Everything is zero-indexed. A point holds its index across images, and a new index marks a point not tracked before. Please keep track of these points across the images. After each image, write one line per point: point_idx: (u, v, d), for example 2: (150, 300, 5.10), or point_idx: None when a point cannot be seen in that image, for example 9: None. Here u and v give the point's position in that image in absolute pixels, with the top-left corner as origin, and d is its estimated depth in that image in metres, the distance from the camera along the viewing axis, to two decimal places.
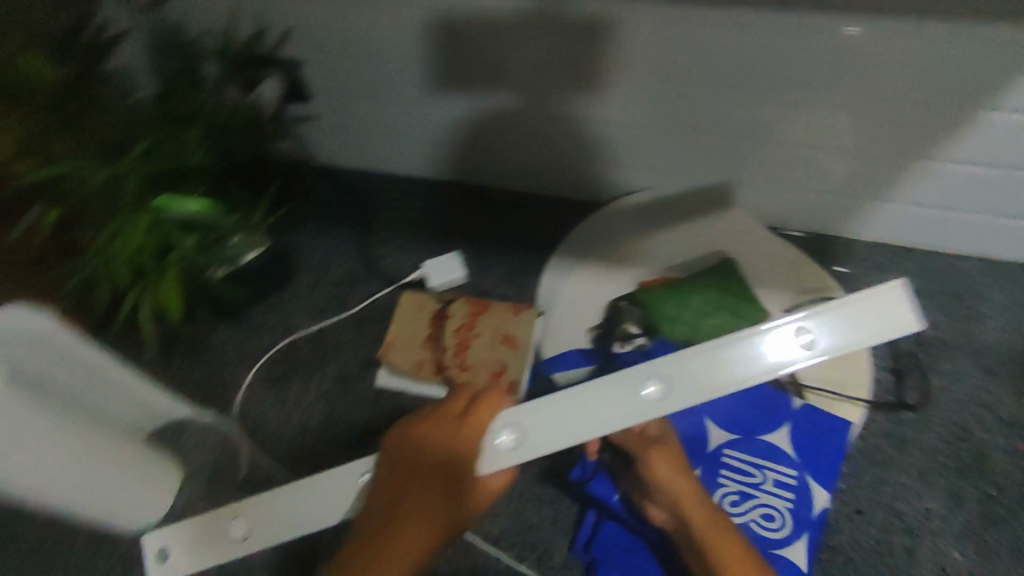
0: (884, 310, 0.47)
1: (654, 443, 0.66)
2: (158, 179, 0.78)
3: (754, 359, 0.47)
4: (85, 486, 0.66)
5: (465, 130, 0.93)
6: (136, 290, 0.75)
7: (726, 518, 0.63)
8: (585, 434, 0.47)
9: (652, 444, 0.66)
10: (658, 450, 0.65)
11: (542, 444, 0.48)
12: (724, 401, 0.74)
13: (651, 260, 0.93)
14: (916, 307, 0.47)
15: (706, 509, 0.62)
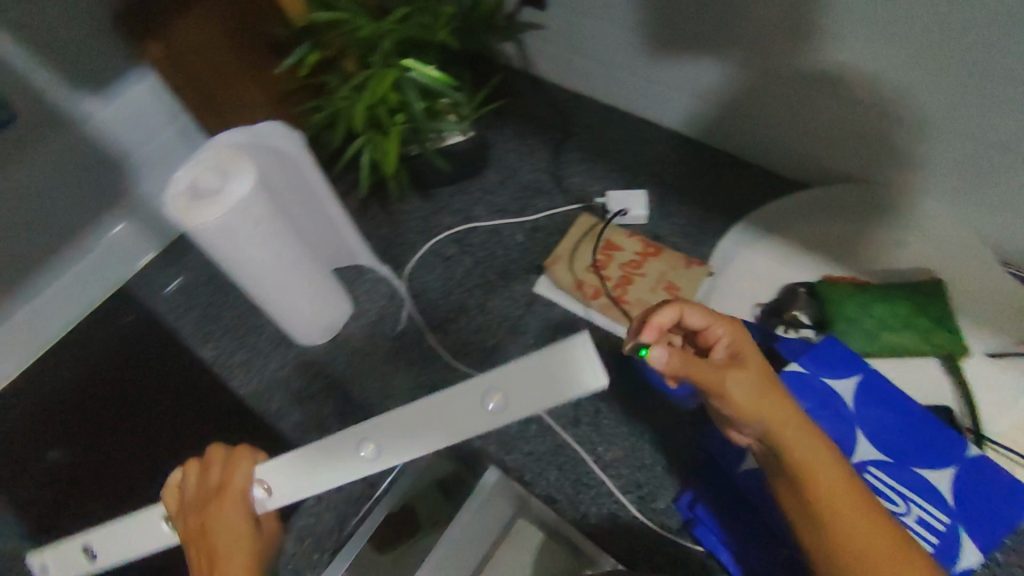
0: (557, 373, 0.44)
1: (731, 368, 0.51)
2: (408, 44, 0.85)
3: (476, 407, 0.46)
4: (271, 279, 0.81)
5: (688, 69, 0.91)
6: (365, 137, 0.84)
7: (840, 460, 0.51)
8: (433, 445, 0.48)
9: (729, 368, 0.51)
10: (738, 375, 0.51)
11: (402, 449, 0.49)
12: (886, 421, 0.70)
13: (846, 256, 0.87)
14: (595, 369, 0.43)
15: (812, 449, 0.51)
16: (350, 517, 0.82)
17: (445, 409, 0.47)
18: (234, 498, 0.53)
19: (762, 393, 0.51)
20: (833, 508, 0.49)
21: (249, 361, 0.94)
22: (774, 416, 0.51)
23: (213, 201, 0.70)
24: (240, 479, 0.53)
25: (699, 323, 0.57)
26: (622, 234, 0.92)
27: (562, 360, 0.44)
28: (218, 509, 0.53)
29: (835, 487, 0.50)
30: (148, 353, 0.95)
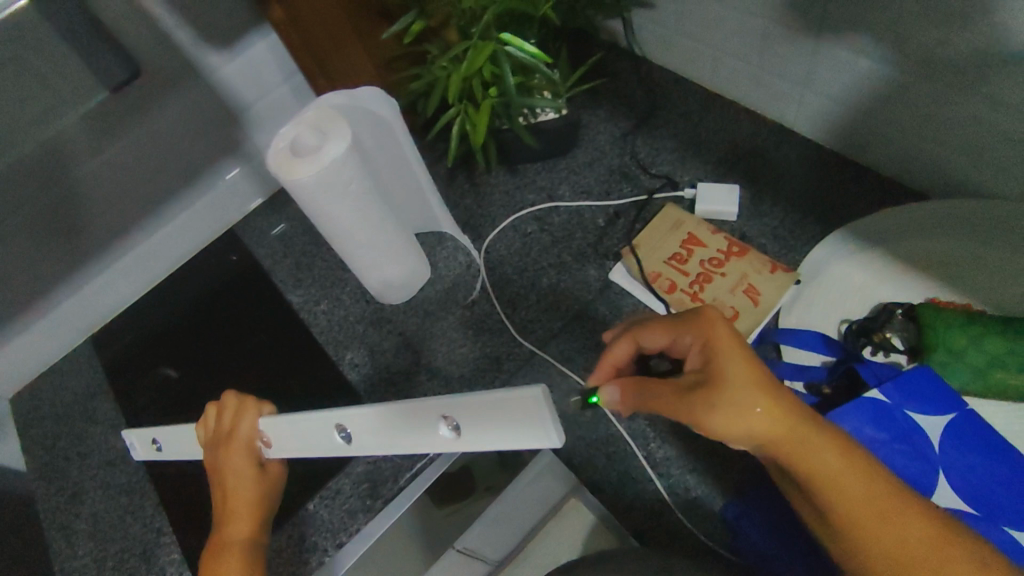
0: (518, 415, 0.43)
1: (705, 390, 0.49)
2: (509, 17, 0.84)
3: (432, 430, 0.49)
4: (356, 238, 0.85)
5: (812, 58, 0.84)
6: (459, 110, 0.85)
7: (851, 469, 0.50)
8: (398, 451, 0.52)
9: (703, 392, 0.49)
10: (714, 397, 0.48)
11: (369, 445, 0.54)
12: (978, 471, 0.63)
13: (959, 280, 0.79)
14: (551, 420, 0.42)
15: (816, 465, 0.49)
16: (404, 470, 0.85)
17: (406, 413, 0.50)
18: (240, 447, 0.65)
19: (741, 405, 0.48)
20: (850, 515, 0.49)
21: (331, 311, 1.00)
22: (764, 427, 0.48)
23: (309, 158, 0.74)
24: (245, 429, 0.65)
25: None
26: (708, 229, 0.89)
27: (499, 399, 0.44)
28: (228, 455, 0.66)
29: (842, 479, 0.49)
30: (247, 292, 1.04)
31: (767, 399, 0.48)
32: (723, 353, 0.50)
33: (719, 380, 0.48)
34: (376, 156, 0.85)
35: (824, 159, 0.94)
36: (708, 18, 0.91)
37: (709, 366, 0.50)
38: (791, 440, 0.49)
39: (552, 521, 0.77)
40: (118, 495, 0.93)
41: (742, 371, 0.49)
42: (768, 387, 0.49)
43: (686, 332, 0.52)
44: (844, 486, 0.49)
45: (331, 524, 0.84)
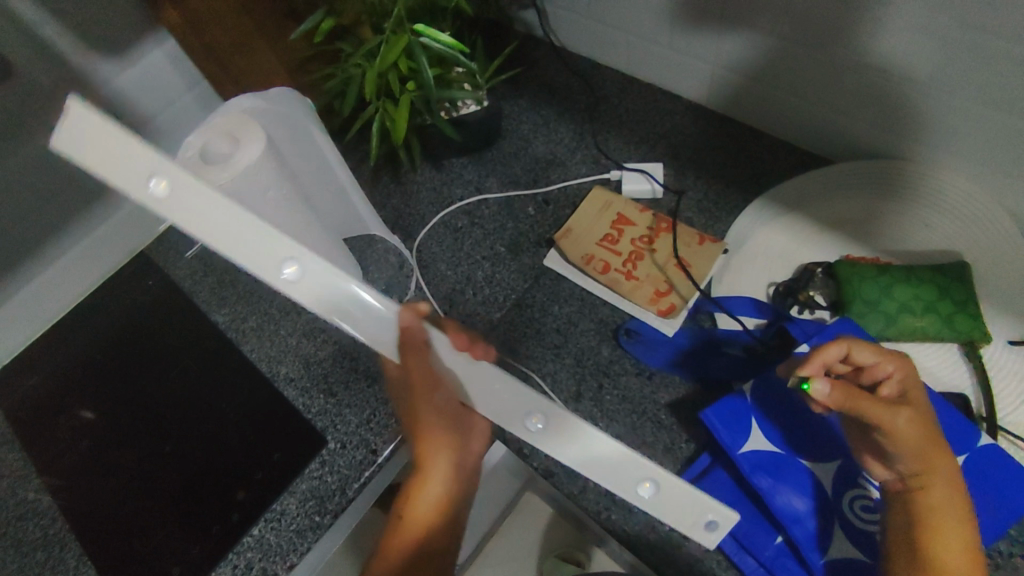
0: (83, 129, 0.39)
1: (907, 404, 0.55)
2: (419, 8, 0.82)
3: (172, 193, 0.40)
4: None
5: (715, 35, 0.88)
6: (376, 106, 0.83)
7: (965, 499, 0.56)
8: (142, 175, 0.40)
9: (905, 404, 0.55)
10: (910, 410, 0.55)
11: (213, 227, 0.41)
12: None
13: (871, 237, 0.84)
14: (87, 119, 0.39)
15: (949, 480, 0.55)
16: (351, 482, 0.83)
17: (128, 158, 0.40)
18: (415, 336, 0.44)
19: (925, 428, 0.55)
20: (937, 511, 0.54)
21: (261, 326, 0.96)
22: (923, 450, 0.54)
23: (222, 165, 0.69)
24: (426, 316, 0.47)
25: (870, 360, 0.59)
26: (635, 208, 0.91)
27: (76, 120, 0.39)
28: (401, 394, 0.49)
29: (950, 511, 0.54)
30: (165, 316, 0.98)
31: (940, 443, 0.55)
32: (917, 398, 0.57)
33: (915, 411, 0.55)
34: (296, 159, 0.81)
35: (737, 132, 0.98)
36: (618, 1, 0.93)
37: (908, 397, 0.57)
38: (935, 467, 0.54)
39: (516, 512, 0.74)
40: (33, 552, 0.84)
41: (927, 417, 0.56)
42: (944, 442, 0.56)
43: (896, 366, 0.58)
44: (955, 525, 0.54)
45: (280, 548, 0.81)
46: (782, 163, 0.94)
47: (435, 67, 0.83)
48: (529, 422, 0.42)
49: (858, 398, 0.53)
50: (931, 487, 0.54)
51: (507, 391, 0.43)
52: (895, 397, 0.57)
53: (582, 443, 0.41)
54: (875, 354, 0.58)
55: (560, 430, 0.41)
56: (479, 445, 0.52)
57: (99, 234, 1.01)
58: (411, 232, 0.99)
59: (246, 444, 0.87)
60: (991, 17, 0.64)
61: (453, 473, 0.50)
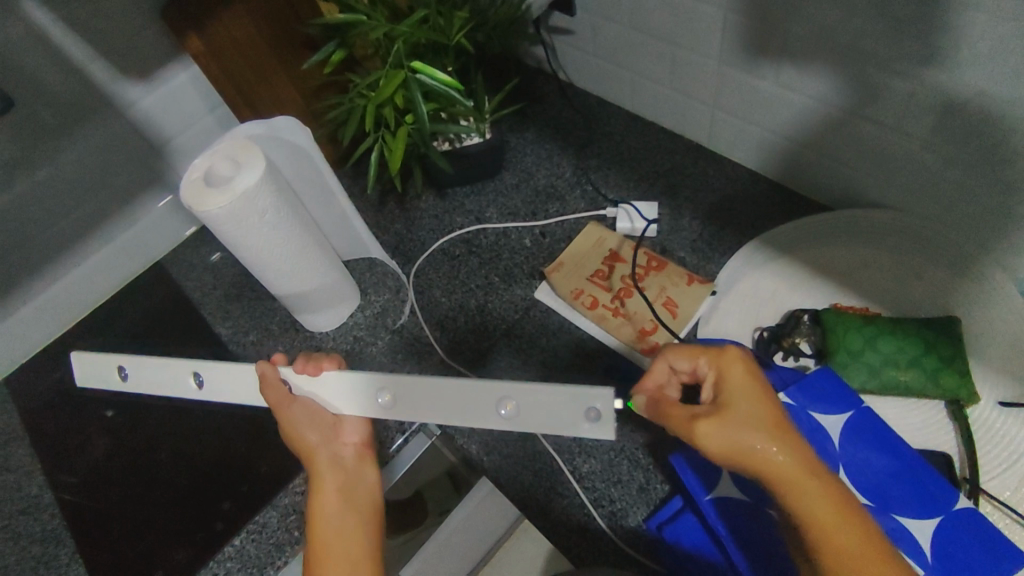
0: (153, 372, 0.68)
1: (705, 414, 0.50)
2: (424, 45, 0.86)
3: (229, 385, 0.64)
4: (281, 266, 0.85)
5: (714, 79, 0.90)
6: (376, 137, 0.86)
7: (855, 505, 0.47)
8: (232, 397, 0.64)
9: (701, 415, 0.50)
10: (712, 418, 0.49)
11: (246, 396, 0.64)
12: (870, 464, 0.66)
13: (863, 287, 0.83)
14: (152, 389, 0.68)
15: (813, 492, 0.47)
16: None
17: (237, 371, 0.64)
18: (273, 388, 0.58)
19: (742, 436, 0.48)
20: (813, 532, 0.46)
21: (261, 341, 1.00)
22: (762, 457, 0.47)
23: (222, 189, 0.73)
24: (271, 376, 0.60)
25: (687, 365, 0.55)
26: (628, 246, 0.92)
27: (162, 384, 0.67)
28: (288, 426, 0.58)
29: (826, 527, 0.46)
30: (173, 326, 1.02)
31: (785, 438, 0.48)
32: (738, 392, 0.50)
33: (727, 412, 0.49)
34: (300, 179, 0.85)
35: (737, 174, 0.98)
36: (622, 44, 0.96)
37: (723, 397, 0.50)
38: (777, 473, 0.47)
39: (512, 539, 0.75)
40: (30, 545, 0.88)
41: (758, 413, 0.49)
42: (788, 434, 0.48)
43: (709, 362, 0.53)
44: (841, 537, 0.46)
45: (259, 559, 0.84)
46: (780, 207, 0.94)
47: (432, 101, 0.87)
48: (392, 399, 0.55)
49: (667, 412, 0.52)
50: (800, 501, 0.47)
51: (361, 386, 0.56)
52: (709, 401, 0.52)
53: (420, 400, 0.54)
54: (683, 354, 0.55)
55: (412, 401, 0.54)
56: (354, 437, 0.61)
57: (118, 245, 1.06)
58: (411, 257, 1.02)
59: (235, 456, 0.89)
60: (982, 74, 0.64)
61: (336, 468, 0.59)
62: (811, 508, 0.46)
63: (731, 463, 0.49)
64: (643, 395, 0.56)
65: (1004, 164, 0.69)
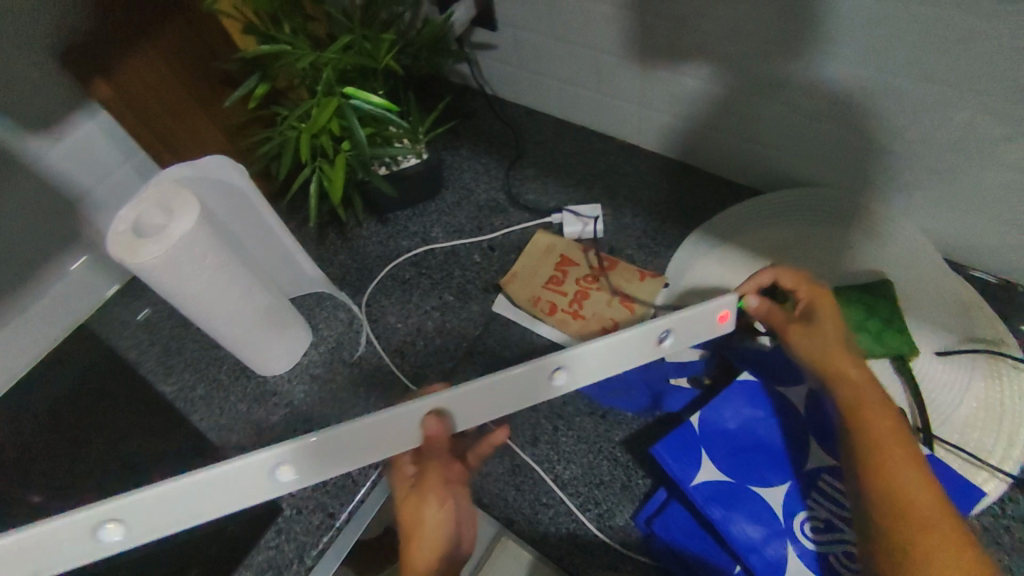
0: None
1: (804, 325, 0.65)
2: (352, 72, 0.84)
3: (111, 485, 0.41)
4: (227, 313, 0.80)
5: (637, 82, 0.93)
6: (312, 168, 0.84)
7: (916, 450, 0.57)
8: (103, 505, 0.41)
9: (802, 325, 0.65)
10: (809, 330, 0.65)
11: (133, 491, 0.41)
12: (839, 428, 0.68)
13: (801, 262, 0.87)
14: None
15: (884, 420, 0.59)
16: (309, 549, 0.80)
17: None
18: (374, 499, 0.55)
19: (829, 347, 0.63)
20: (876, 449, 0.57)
21: (209, 394, 0.94)
22: (844, 379, 0.62)
23: (155, 238, 0.69)
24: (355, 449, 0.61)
25: (787, 285, 0.68)
26: (577, 249, 0.93)
27: None
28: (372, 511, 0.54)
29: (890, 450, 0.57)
30: (110, 393, 0.95)
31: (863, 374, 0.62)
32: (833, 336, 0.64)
33: (819, 332, 0.64)
34: (239, 222, 0.82)
35: (670, 169, 1.02)
36: (545, 54, 0.99)
37: (818, 321, 0.65)
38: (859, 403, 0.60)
39: (493, 559, 0.74)
40: None
41: (840, 337, 0.64)
42: (866, 368, 0.63)
43: (807, 291, 0.67)
44: (899, 463, 0.56)
45: None
46: (713, 196, 0.98)
47: (368, 126, 0.85)
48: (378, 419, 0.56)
49: (782, 320, 0.66)
50: (867, 416, 0.59)
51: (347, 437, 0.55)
52: (806, 317, 0.66)
53: None
54: (790, 278, 0.67)
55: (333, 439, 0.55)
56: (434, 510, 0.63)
57: (36, 312, 0.98)
58: (359, 287, 0.99)
59: (197, 523, 0.84)
60: (885, 51, 0.69)
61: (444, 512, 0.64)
62: (874, 425, 0.59)
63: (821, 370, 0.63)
64: (754, 297, 0.67)
65: (913, 135, 0.74)
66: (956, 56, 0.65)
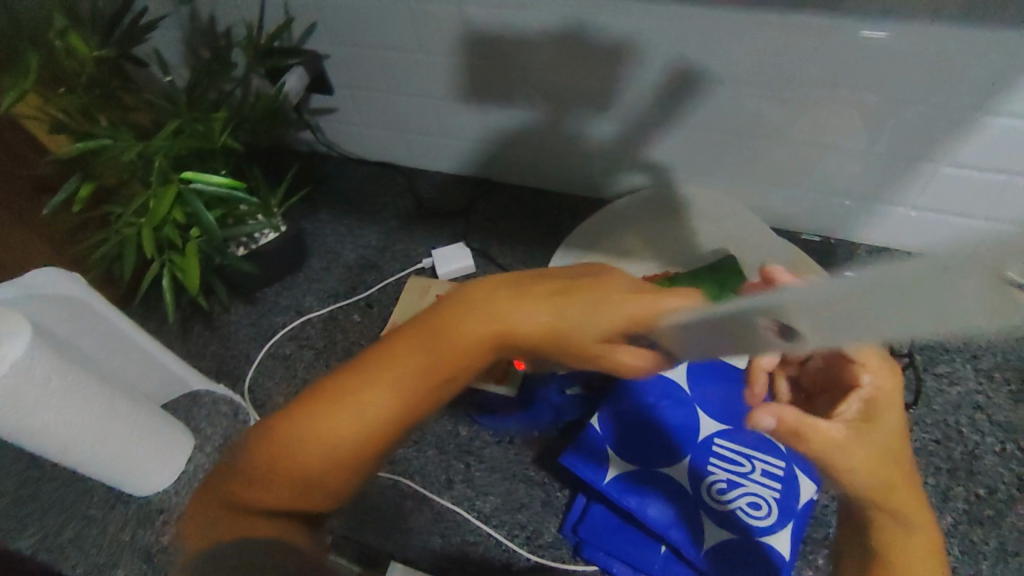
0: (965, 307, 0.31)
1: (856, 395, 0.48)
2: (187, 156, 0.81)
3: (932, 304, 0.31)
4: (88, 436, 0.72)
5: (476, 120, 0.99)
6: (160, 262, 0.79)
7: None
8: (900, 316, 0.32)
9: (856, 396, 0.48)
10: (862, 430, 0.45)
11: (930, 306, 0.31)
12: (719, 393, 0.73)
13: (657, 256, 0.95)
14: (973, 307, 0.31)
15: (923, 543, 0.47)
16: None
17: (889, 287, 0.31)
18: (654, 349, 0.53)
19: (889, 456, 0.45)
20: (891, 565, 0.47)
21: (81, 536, 0.83)
22: (872, 490, 0.45)
23: None
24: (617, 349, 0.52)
25: (853, 354, 0.46)
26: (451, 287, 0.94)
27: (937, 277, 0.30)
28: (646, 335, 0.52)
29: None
30: None
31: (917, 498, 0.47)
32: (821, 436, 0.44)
33: (879, 429, 0.46)
34: (81, 335, 0.75)
35: (526, 195, 1.07)
36: (383, 108, 1.02)
37: (875, 411, 0.47)
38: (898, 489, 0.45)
39: None
40: None
41: (902, 432, 0.47)
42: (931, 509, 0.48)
43: (870, 376, 0.48)
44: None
45: None
46: (569, 212, 1.04)
47: (215, 209, 0.82)
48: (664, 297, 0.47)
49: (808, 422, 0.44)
50: (914, 526, 0.47)
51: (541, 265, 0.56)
52: (858, 411, 0.47)
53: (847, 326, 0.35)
54: (864, 352, 0.46)
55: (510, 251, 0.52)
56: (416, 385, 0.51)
57: None
58: (238, 375, 0.94)
59: None
60: (674, 62, 0.78)
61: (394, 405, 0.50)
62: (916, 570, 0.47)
63: (866, 479, 0.44)
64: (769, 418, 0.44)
65: (715, 127, 0.85)
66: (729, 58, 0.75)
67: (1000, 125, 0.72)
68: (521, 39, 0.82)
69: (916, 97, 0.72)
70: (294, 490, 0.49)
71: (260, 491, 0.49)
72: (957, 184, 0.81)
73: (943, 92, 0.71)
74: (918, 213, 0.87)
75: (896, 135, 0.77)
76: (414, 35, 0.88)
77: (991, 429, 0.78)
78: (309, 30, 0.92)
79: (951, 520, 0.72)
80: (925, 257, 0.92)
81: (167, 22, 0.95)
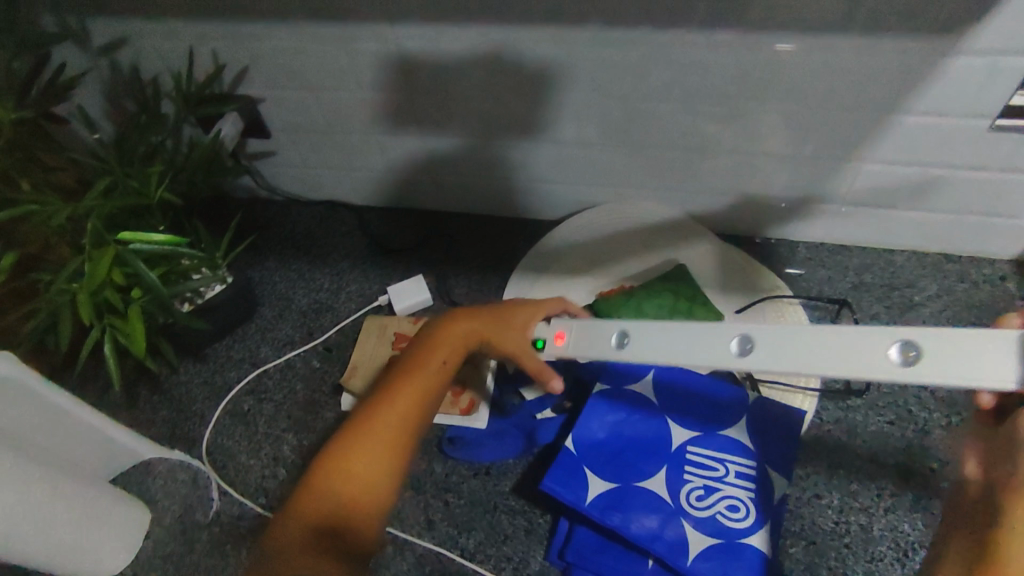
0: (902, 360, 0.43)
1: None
2: (122, 214, 0.77)
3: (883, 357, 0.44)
4: (33, 525, 0.67)
5: (420, 152, 0.98)
6: (100, 327, 0.74)
7: None
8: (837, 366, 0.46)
9: None
10: None
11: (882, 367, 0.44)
12: (687, 402, 0.75)
13: (611, 272, 0.97)
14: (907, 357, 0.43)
15: None
16: None
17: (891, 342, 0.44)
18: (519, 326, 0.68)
19: None
20: None
21: None
22: None
23: None
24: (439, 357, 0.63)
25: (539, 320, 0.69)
26: (409, 322, 0.93)
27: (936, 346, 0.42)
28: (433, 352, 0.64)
29: None
30: None
31: None
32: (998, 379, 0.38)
33: None
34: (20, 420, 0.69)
35: (477, 223, 1.07)
36: (324, 147, 1.00)
37: None
38: None
39: None
40: None
41: None
42: None
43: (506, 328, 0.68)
44: None
45: None
46: (522, 235, 1.05)
47: (156, 267, 0.78)
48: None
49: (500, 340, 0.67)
50: None
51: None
52: None
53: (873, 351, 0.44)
54: (528, 314, 0.69)
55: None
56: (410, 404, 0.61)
57: None
58: (195, 437, 0.89)
59: None
60: (606, 83, 0.81)
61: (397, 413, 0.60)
62: None
63: None
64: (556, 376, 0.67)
65: (654, 141, 0.88)
66: (658, 75, 0.79)
67: (911, 122, 0.78)
68: (459, 71, 0.83)
69: (835, 101, 0.77)
70: (321, 530, 0.53)
71: (303, 528, 0.53)
72: (881, 179, 0.86)
73: (858, 96, 0.76)
74: (848, 207, 0.92)
75: (820, 139, 0.82)
76: (348, 74, 0.87)
77: (938, 406, 0.82)
78: (241, 74, 0.90)
79: (913, 497, 0.75)
80: (858, 248, 0.97)
81: (88, 75, 0.92)
